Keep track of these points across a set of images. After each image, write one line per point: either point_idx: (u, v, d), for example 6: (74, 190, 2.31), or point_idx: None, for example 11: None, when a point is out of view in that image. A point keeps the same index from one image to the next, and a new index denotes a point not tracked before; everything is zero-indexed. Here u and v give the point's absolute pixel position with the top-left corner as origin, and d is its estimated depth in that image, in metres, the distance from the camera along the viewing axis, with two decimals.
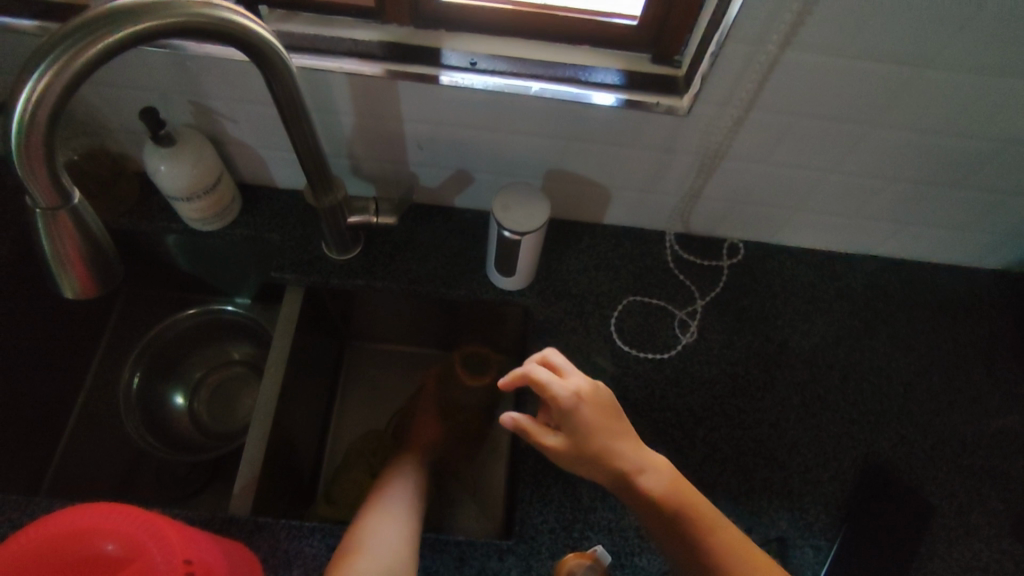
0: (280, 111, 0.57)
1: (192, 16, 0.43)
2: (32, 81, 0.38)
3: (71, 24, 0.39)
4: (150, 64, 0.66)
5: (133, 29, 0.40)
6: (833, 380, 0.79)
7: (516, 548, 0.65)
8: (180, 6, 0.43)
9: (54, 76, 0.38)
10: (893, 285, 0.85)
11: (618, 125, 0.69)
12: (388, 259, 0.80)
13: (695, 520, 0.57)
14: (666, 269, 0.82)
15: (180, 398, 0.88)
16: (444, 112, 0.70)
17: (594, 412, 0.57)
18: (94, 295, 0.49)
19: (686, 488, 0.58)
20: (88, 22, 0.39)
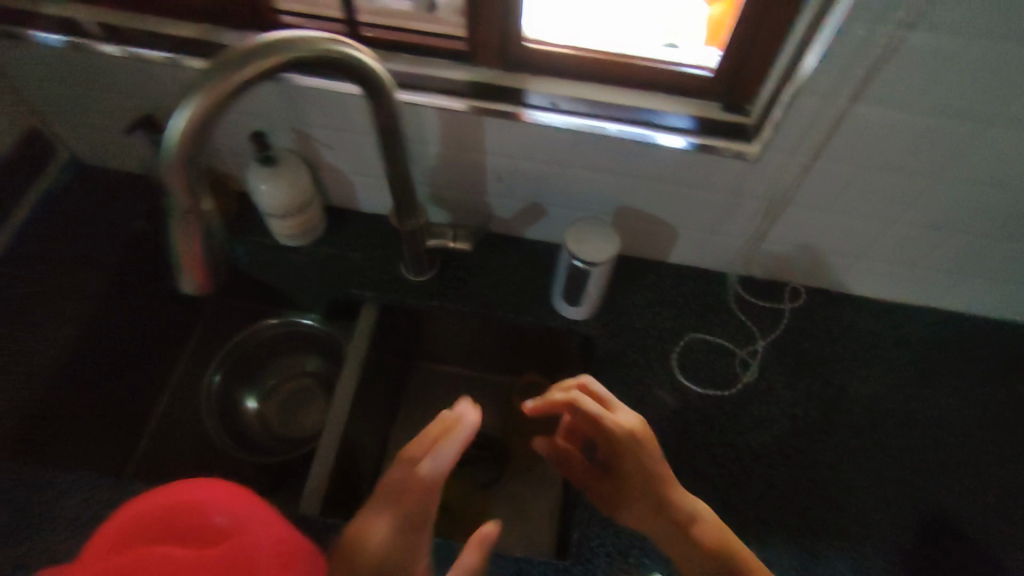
0: (384, 140, 0.63)
1: (321, 51, 0.50)
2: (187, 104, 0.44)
3: (225, 58, 0.45)
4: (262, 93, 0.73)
5: (274, 61, 0.47)
6: (893, 428, 0.79)
7: (573, 568, 0.66)
8: (312, 43, 0.49)
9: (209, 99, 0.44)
10: (956, 338, 0.85)
11: (689, 166, 0.73)
12: (459, 283, 0.84)
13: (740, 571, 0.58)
14: (727, 309, 0.84)
15: (252, 401, 0.94)
16: (525, 148, 0.75)
17: (639, 447, 0.64)
18: (205, 292, 0.54)
19: (734, 541, 0.60)
20: (238, 56, 0.45)
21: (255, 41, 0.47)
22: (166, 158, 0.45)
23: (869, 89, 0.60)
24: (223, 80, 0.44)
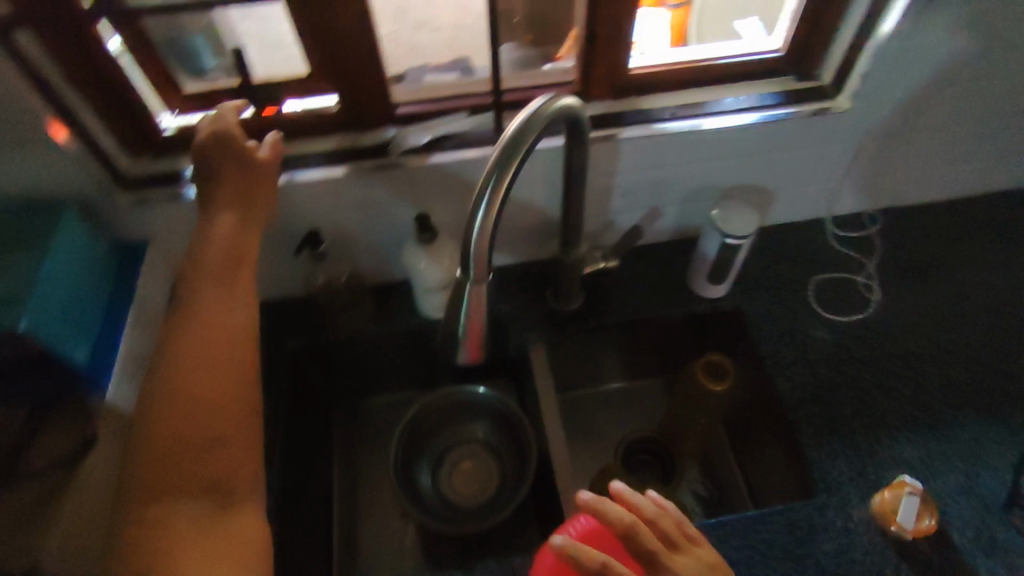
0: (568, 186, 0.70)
1: (552, 115, 0.56)
2: (486, 204, 0.53)
3: (496, 156, 0.53)
4: (411, 181, 0.75)
5: (529, 141, 0.53)
6: (1005, 297, 0.91)
7: (829, 501, 0.76)
8: (546, 111, 0.55)
9: (496, 198, 0.53)
10: (1013, 210, 0.99)
11: (793, 135, 0.82)
12: (607, 298, 0.90)
13: None
14: (833, 246, 0.96)
15: (423, 475, 0.94)
16: (651, 158, 0.81)
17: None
18: (477, 359, 0.65)
19: None
20: (507, 152, 0.52)
21: (507, 132, 0.53)
22: (471, 248, 0.55)
23: (938, 30, 0.72)
24: (502, 178, 0.53)
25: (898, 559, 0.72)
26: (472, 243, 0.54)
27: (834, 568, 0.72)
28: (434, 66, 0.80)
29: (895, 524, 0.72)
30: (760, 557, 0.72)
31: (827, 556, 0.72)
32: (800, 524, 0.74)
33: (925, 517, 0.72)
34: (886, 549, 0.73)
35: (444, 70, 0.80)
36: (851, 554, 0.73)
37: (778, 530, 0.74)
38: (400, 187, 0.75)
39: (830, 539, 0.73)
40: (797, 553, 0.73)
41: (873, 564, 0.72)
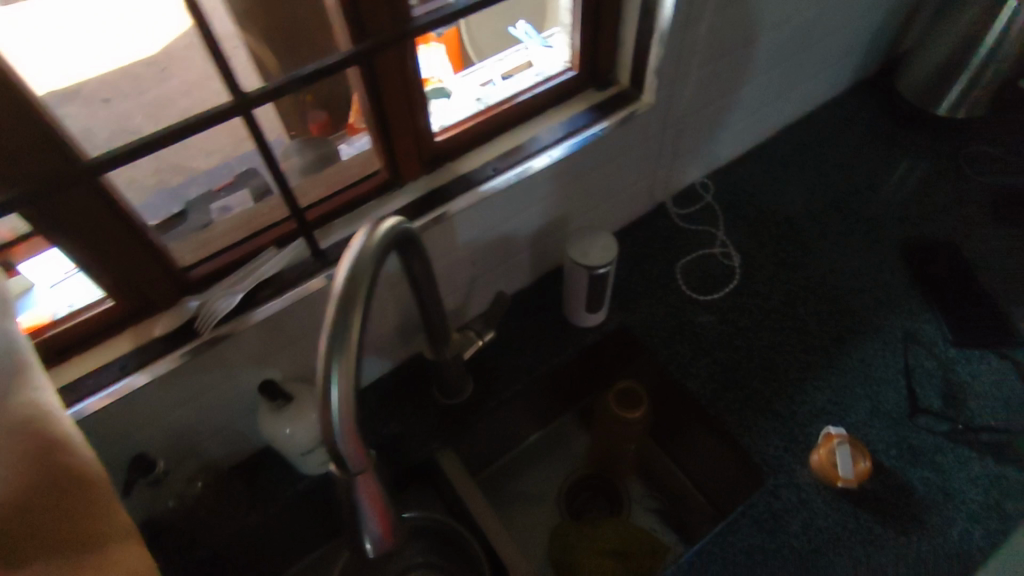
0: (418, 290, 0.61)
1: (383, 242, 0.46)
2: (335, 373, 0.40)
3: (331, 311, 0.41)
4: (240, 347, 0.63)
5: (368, 281, 0.43)
6: (833, 217, 0.98)
7: (780, 481, 0.76)
8: (374, 240, 0.46)
9: (348, 361, 0.41)
10: (805, 137, 1.07)
11: (614, 143, 0.80)
12: (494, 368, 0.84)
13: None
14: (680, 227, 0.96)
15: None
16: (489, 219, 0.75)
17: None
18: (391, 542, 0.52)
19: None
20: (344, 300, 0.42)
21: (336, 285, 0.42)
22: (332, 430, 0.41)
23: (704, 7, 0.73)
24: (347, 334, 0.41)
25: (855, 507, 0.74)
26: (336, 432, 0.41)
27: (810, 547, 0.72)
28: (218, 187, 0.65)
29: (840, 480, 0.73)
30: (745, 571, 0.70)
31: (799, 537, 0.72)
32: (763, 517, 0.74)
33: (860, 459, 0.74)
34: (842, 502, 0.74)
35: (233, 188, 0.65)
36: (817, 523, 0.73)
37: (749, 533, 0.73)
38: (228, 361, 0.63)
39: (794, 519, 0.73)
40: (775, 548, 0.72)
41: (838, 525, 0.73)
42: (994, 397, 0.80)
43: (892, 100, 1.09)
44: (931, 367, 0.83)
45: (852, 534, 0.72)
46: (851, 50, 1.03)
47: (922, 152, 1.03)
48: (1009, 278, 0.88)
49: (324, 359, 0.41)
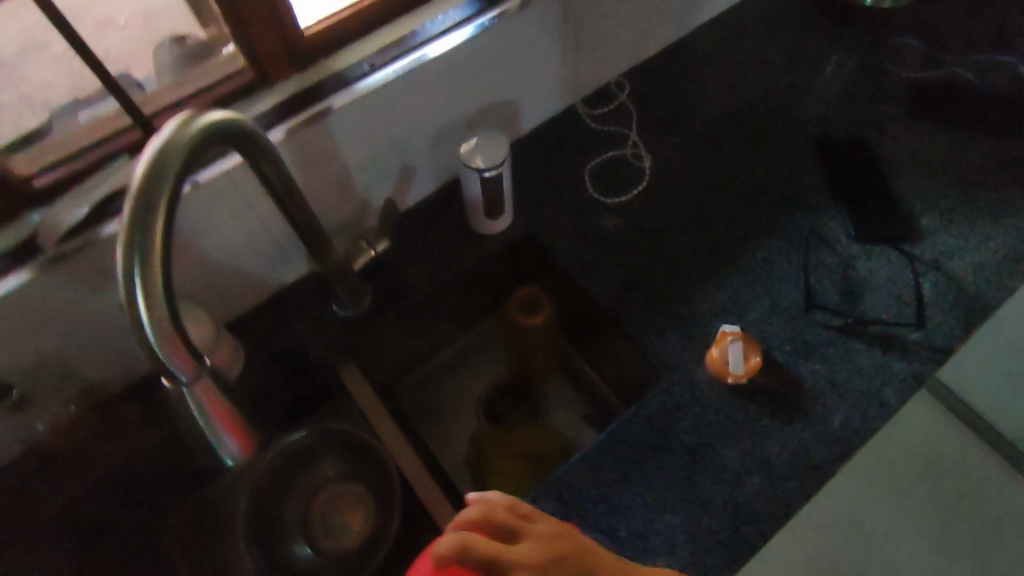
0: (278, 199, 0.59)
1: (196, 135, 0.45)
2: (138, 273, 0.40)
3: (129, 209, 0.41)
4: (97, 264, 0.61)
5: (174, 176, 0.43)
6: (750, 113, 0.94)
7: (673, 380, 0.77)
8: (183, 133, 0.44)
9: (151, 266, 0.41)
10: (730, 29, 1.02)
11: (503, 39, 0.76)
12: (394, 279, 0.84)
13: None
14: (593, 129, 0.93)
15: (302, 545, 0.86)
16: (369, 122, 0.73)
17: None
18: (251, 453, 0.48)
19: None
20: (142, 196, 0.41)
21: (135, 180, 0.42)
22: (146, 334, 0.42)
23: None
24: (148, 235, 0.41)
25: (745, 402, 0.76)
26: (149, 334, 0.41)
27: (698, 441, 0.74)
28: (82, 99, 0.65)
29: (730, 375, 0.75)
30: (633, 466, 0.74)
31: (688, 433, 0.75)
32: (652, 413, 0.76)
33: (751, 354, 0.75)
34: (734, 399, 0.76)
35: (97, 99, 0.65)
36: (706, 418, 0.76)
37: (640, 431, 0.75)
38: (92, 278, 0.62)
39: (685, 416, 0.76)
40: (663, 444, 0.74)
41: (727, 419, 0.75)
42: (891, 292, 0.80)
43: None
44: (832, 263, 0.82)
45: (739, 427, 0.75)
46: None
47: (849, 42, 0.99)
48: (917, 174, 0.87)
49: (124, 258, 0.41)
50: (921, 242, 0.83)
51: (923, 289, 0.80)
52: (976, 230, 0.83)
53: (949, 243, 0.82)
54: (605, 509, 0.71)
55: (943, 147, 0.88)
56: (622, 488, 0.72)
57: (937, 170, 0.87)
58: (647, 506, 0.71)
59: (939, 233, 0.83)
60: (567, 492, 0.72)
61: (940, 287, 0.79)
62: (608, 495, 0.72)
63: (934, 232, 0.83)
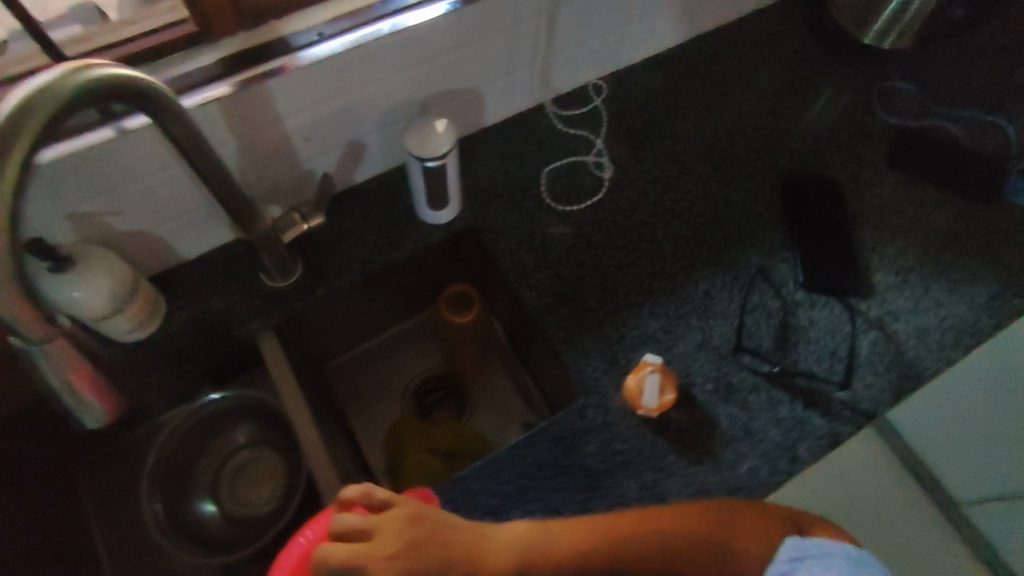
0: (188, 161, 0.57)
1: (81, 86, 0.42)
2: None
3: None
4: None
5: (39, 123, 0.40)
6: (724, 139, 0.91)
7: (589, 402, 0.75)
8: (65, 80, 0.42)
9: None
10: (720, 49, 0.98)
11: (468, 25, 0.73)
12: (330, 257, 0.83)
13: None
14: (558, 132, 0.91)
15: (207, 503, 0.90)
16: (315, 92, 0.69)
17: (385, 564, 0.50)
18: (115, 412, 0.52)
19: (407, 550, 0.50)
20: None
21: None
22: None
23: None
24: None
25: (655, 435, 0.73)
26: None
27: (600, 467, 0.72)
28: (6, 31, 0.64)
29: (641, 408, 0.73)
30: (530, 482, 0.72)
31: (591, 458, 0.73)
32: (562, 434, 0.74)
33: (666, 391, 0.73)
34: (645, 430, 0.74)
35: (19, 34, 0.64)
36: (614, 446, 0.73)
37: (544, 448, 0.74)
38: None
39: (593, 440, 0.74)
40: (564, 464, 0.73)
41: (634, 449, 0.73)
42: (826, 346, 0.77)
43: (823, 21, 1.00)
44: (772, 306, 0.80)
45: (644, 459, 0.72)
46: None
47: (837, 81, 0.96)
48: (880, 226, 0.84)
49: None
50: (871, 298, 0.80)
51: (860, 347, 0.77)
52: (929, 293, 0.79)
53: (898, 302, 0.79)
54: (492, 522, 0.69)
55: (913, 202, 0.85)
56: (513, 503, 0.71)
57: (902, 225, 0.84)
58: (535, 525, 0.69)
59: (891, 290, 0.80)
60: (459, 498, 0.71)
61: (878, 348, 0.77)
62: (498, 507, 0.70)
63: (885, 289, 0.80)
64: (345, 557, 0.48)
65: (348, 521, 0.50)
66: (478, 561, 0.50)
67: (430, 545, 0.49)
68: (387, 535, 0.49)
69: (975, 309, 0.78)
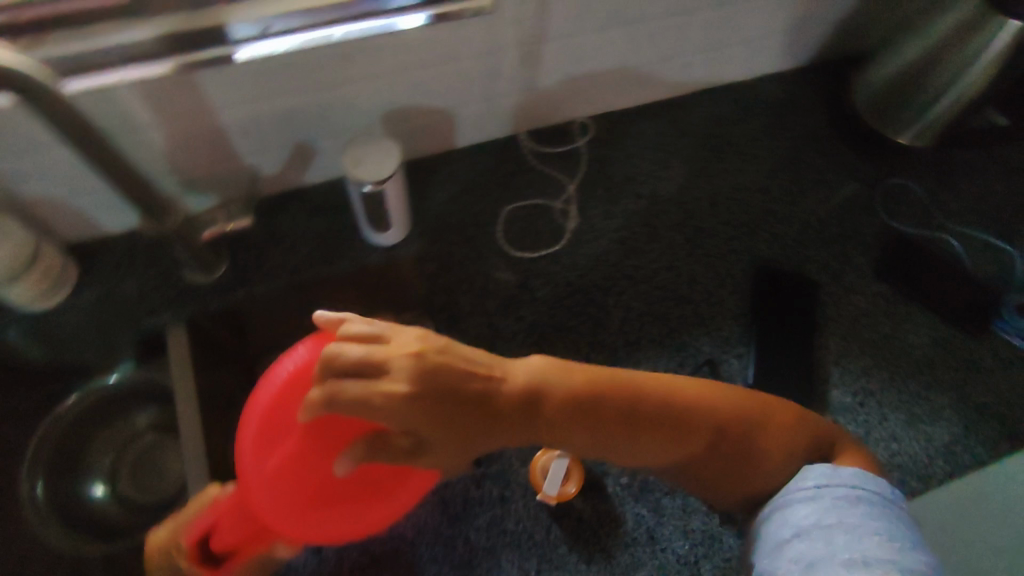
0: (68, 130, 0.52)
1: None
2: None
3: None
4: None
5: None
6: (706, 209, 0.85)
7: (489, 471, 0.68)
8: None
9: None
10: (728, 109, 0.91)
11: (434, 45, 0.68)
12: (259, 261, 0.78)
13: (452, 389, 0.47)
14: (530, 169, 0.85)
15: (98, 485, 0.78)
16: (254, 88, 0.66)
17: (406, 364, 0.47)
18: None
19: (432, 358, 0.47)
20: None
21: None
22: None
23: None
24: None
25: (550, 521, 0.66)
26: None
27: (483, 544, 0.66)
28: None
29: (541, 492, 0.65)
30: (405, 546, 0.65)
31: (478, 532, 0.66)
32: (453, 502, 0.67)
33: (571, 482, 0.66)
34: (542, 513, 0.67)
35: None
36: (503, 525, 0.66)
37: (429, 511, 0.67)
38: None
39: (483, 512, 0.67)
40: (446, 533, 0.66)
41: (525, 532, 0.66)
42: None
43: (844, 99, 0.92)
44: None
45: (532, 546, 0.66)
46: (806, 20, 0.85)
47: (844, 169, 0.89)
48: (851, 338, 0.77)
49: None
50: (821, 415, 0.73)
51: None
52: (885, 424, 0.73)
53: (849, 426, 0.72)
54: None
55: (891, 319, 0.79)
56: (382, 566, 0.65)
57: (874, 342, 0.77)
58: None
59: (845, 412, 0.73)
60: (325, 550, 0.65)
61: None
62: (366, 567, 0.65)
63: (840, 409, 0.73)
64: (367, 353, 0.47)
65: (359, 326, 0.49)
66: (503, 381, 0.48)
67: (451, 355, 0.48)
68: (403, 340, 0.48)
69: (930, 452, 0.72)
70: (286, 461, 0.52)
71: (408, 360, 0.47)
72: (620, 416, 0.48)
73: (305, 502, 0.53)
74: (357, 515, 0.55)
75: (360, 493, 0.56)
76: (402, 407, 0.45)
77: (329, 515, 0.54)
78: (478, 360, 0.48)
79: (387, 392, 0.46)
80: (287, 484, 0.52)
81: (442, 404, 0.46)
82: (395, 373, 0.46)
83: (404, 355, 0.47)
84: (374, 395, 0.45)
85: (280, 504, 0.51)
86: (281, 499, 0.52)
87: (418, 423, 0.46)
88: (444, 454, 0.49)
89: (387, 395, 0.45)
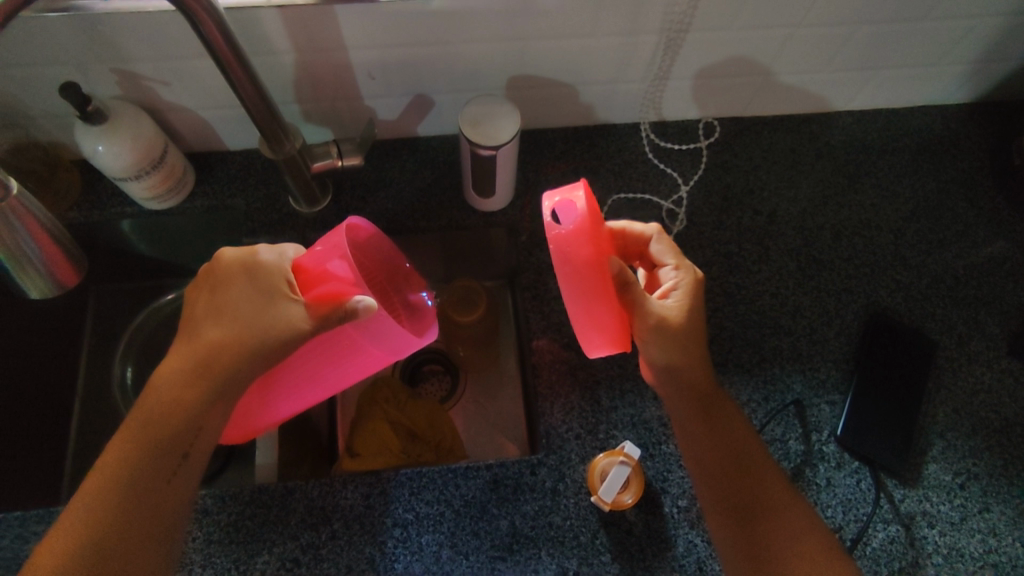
0: (210, 45, 0.53)
1: None
2: None
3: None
4: (48, 32, 0.60)
5: None
6: (826, 240, 0.79)
7: (546, 460, 0.67)
8: None
9: None
10: (871, 136, 0.84)
11: (576, 15, 0.65)
12: (360, 203, 0.78)
13: (691, 344, 0.60)
14: (646, 161, 0.81)
15: None
16: (388, 32, 0.65)
17: (690, 302, 0.60)
18: None
19: (699, 316, 0.60)
20: None
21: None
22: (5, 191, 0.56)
23: None
24: None
25: (598, 526, 0.65)
26: None
27: (527, 532, 0.65)
28: None
29: (595, 495, 0.64)
30: (450, 514, 0.65)
31: (524, 519, 0.65)
32: (505, 483, 0.66)
33: (627, 492, 0.64)
34: (591, 516, 0.65)
35: None
36: (551, 517, 0.65)
37: (480, 487, 0.66)
38: (54, 39, 0.61)
39: (532, 500, 0.66)
40: (492, 512, 0.65)
41: (571, 531, 0.65)
42: (833, 520, 0.65)
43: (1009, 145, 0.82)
44: (794, 449, 0.68)
45: (576, 546, 0.64)
46: (985, 53, 0.76)
47: (993, 224, 0.80)
48: (964, 414, 0.70)
49: None
50: (911, 489, 0.67)
51: (871, 536, 0.64)
52: (985, 515, 0.66)
53: (942, 507, 0.66)
54: (397, 537, 0.64)
55: (1015, 401, 0.71)
56: (423, 526, 0.65)
57: (990, 424, 0.70)
58: (435, 559, 0.64)
59: (940, 491, 0.67)
60: (376, 498, 0.66)
61: (892, 548, 0.64)
62: (409, 524, 0.65)
63: (934, 486, 0.67)
64: (665, 251, 0.62)
65: (664, 252, 0.62)
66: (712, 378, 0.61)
67: (703, 340, 0.60)
68: (694, 297, 0.60)
69: None
70: (587, 237, 0.51)
71: (691, 310, 0.60)
72: (734, 450, 0.59)
73: (592, 282, 0.51)
74: (590, 311, 0.53)
75: (613, 321, 0.54)
76: (676, 302, 0.59)
77: (587, 305, 0.52)
78: (711, 365, 0.62)
79: (666, 269, 0.61)
80: (586, 274, 0.51)
81: (692, 326, 0.59)
82: (681, 260, 0.62)
83: (695, 285, 0.60)
84: (667, 307, 0.59)
85: (586, 262, 0.51)
86: (570, 265, 0.51)
87: (660, 356, 0.59)
88: (650, 363, 0.60)
89: (671, 308, 0.59)
